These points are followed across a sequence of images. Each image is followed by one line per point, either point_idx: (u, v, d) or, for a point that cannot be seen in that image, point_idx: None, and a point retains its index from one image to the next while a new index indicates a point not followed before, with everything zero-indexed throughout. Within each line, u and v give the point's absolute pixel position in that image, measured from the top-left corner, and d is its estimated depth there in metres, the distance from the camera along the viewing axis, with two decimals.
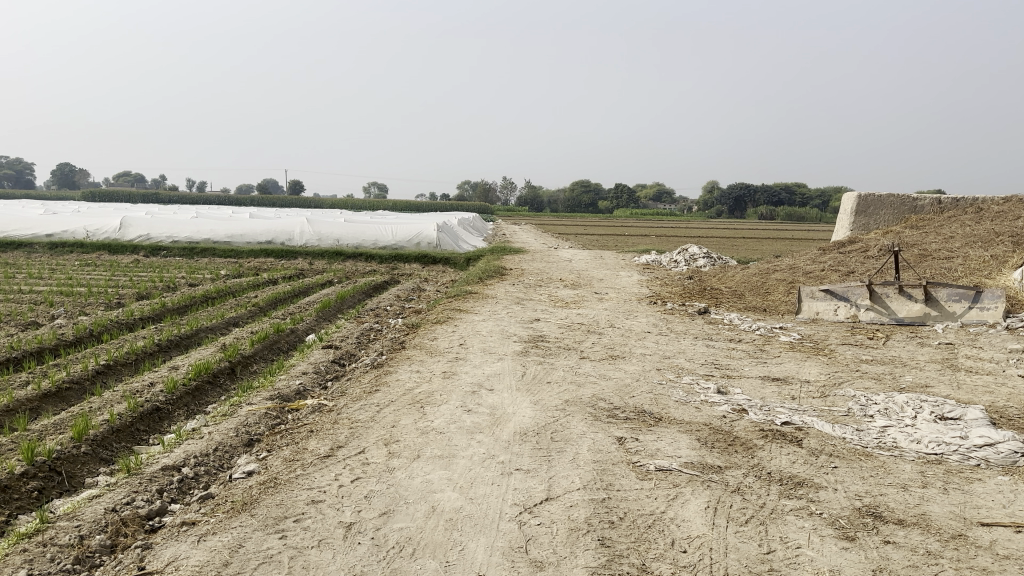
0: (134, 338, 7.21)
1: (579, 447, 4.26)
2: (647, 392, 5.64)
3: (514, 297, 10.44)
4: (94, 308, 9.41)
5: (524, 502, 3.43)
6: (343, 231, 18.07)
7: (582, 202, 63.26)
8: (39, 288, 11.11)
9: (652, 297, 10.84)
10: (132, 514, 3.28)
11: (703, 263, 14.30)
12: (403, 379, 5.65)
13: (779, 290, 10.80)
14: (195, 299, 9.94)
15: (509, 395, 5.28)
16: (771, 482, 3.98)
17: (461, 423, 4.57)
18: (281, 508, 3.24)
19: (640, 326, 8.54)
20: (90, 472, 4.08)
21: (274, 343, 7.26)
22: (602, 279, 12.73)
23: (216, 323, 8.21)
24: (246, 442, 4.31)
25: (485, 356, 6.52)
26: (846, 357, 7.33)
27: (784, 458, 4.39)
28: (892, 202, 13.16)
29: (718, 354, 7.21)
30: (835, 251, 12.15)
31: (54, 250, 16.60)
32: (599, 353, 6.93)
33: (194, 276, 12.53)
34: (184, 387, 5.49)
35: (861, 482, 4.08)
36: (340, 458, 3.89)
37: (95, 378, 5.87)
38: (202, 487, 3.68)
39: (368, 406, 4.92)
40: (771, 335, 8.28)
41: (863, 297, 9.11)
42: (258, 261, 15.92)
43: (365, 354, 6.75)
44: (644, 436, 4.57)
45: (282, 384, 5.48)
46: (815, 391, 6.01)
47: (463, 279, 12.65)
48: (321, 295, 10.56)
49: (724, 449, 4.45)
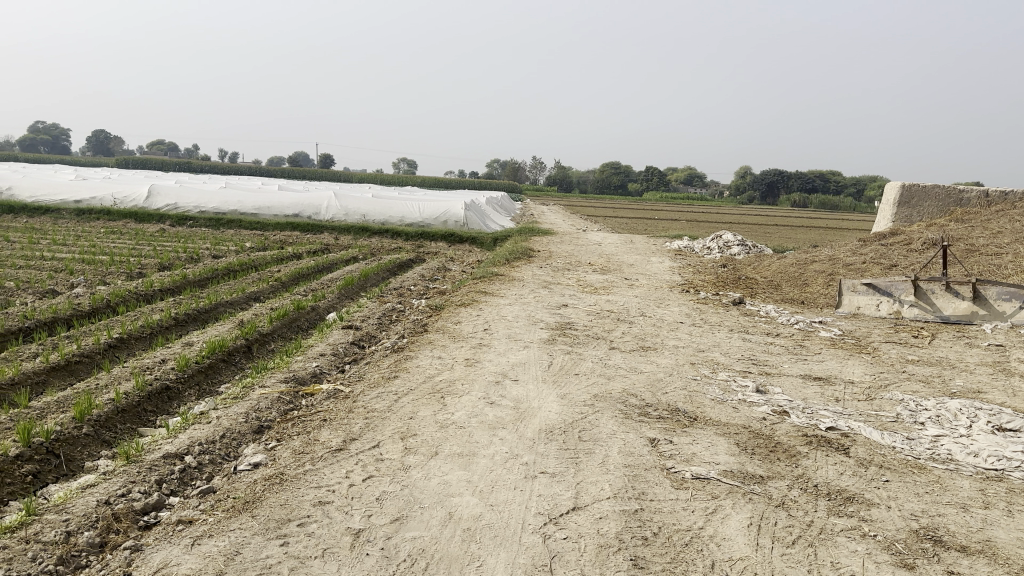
0: (152, 310, 7.02)
1: (608, 449, 3.95)
2: (681, 388, 5.30)
3: (541, 280, 10.10)
4: (114, 278, 9.22)
5: (549, 512, 3.14)
6: (371, 206, 17.79)
7: (611, 184, 62.46)
8: (61, 254, 10.96)
9: (685, 285, 10.45)
10: (125, 508, 3.04)
11: (737, 251, 13.84)
12: (423, 366, 5.36)
13: (817, 282, 10.36)
14: (217, 271, 9.71)
15: (534, 387, 4.98)
16: (818, 496, 3.65)
17: (483, 417, 4.28)
18: (285, 509, 2.98)
19: (673, 316, 8.17)
20: (91, 456, 3.86)
21: (294, 321, 7.02)
22: (633, 265, 12.36)
23: (236, 297, 7.99)
24: (255, 429, 4.06)
25: (510, 343, 6.22)
26: (891, 357, 6.94)
27: (830, 468, 4.06)
28: (937, 194, 12.63)
29: (756, 349, 6.84)
30: (876, 243, 11.66)
31: (80, 217, 16.53)
32: (629, 343, 6.60)
33: (218, 248, 12.34)
34: (197, 365, 5.27)
35: (916, 500, 3.73)
36: (352, 453, 3.62)
37: (106, 352, 5.66)
38: (205, 479, 3.44)
39: (386, 394, 4.65)
40: (810, 330, 7.89)
41: (907, 293, 8.66)
42: (283, 234, 15.73)
43: (386, 336, 6.49)
44: (679, 438, 4.25)
45: (297, 366, 5.24)
46: (860, 393, 5.64)
47: (489, 259, 12.35)
48: (345, 272, 10.30)
49: (766, 456, 4.14)
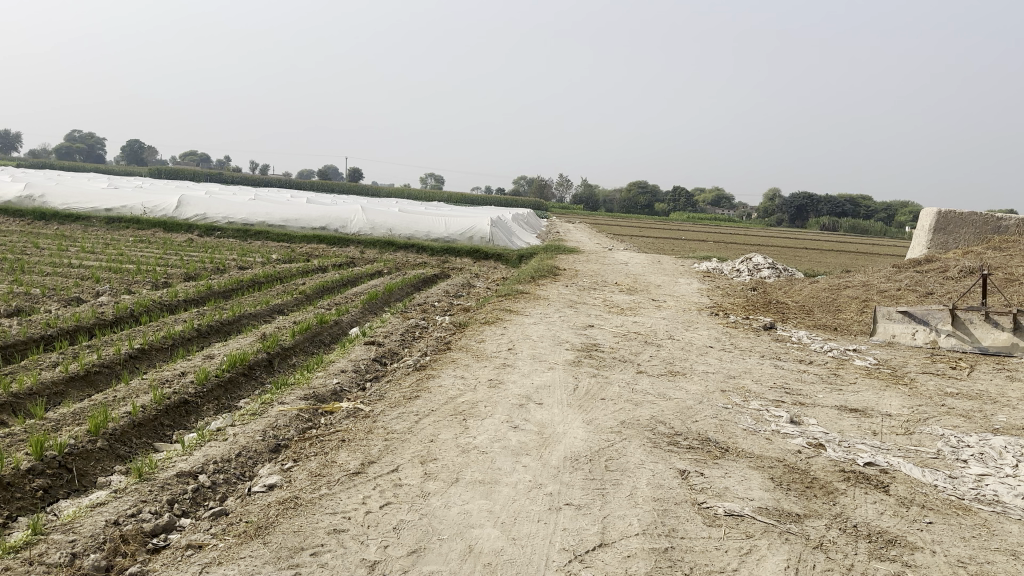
0: (175, 321, 6.97)
1: (637, 480, 3.79)
2: (711, 417, 5.12)
3: (568, 300, 9.94)
4: (140, 287, 9.22)
5: (573, 548, 2.99)
6: (397, 221, 17.74)
7: (638, 204, 62.21)
8: (90, 262, 11.02)
9: (714, 308, 10.24)
10: (134, 529, 2.93)
11: (768, 274, 13.58)
12: (446, 386, 5.22)
13: (850, 309, 10.10)
14: (242, 283, 9.66)
15: (559, 411, 4.82)
16: (858, 538, 3.46)
17: (506, 442, 4.13)
18: (298, 537, 2.85)
19: (702, 340, 7.98)
20: (104, 471, 3.78)
21: (316, 335, 6.93)
22: (660, 286, 12.17)
23: (260, 310, 7.93)
24: (272, 448, 3.95)
25: (535, 364, 6.06)
26: (929, 389, 6.69)
27: (870, 507, 3.86)
28: (974, 221, 12.33)
29: (788, 377, 6.63)
30: (910, 269, 11.37)
31: (110, 225, 16.68)
32: (658, 368, 6.43)
33: (245, 259, 12.33)
34: (216, 379, 5.18)
35: (963, 545, 3.52)
36: (370, 477, 3.49)
37: (127, 363, 5.60)
38: (218, 500, 3.32)
39: (406, 415, 4.51)
40: (844, 359, 7.66)
41: (944, 322, 8.39)
42: (309, 246, 15.75)
43: (408, 353, 6.38)
44: (710, 471, 4.08)
45: (318, 383, 5.12)
46: (899, 427, 5.42)
47: (515, 276, 12.22)
48: (369, 286, 10.23)
49: (801, 493, 3.95)
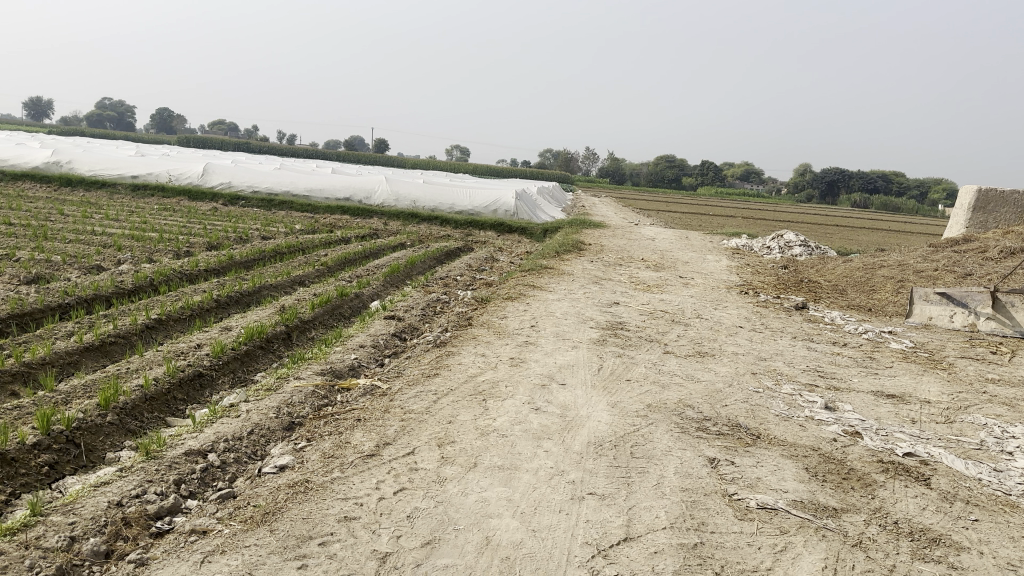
0: (194, 291, 6.86)
1: (663, 469, 3.61)
2: (742, 401, 4.91)
3: (593, 276, 9.72)
4: (161, 255, 9.15)
5: (597, 542, 2.82)
6: (422, 192, 17.52)
7: (665, 178, 61.39)
8: (113, 230, 10.95)
9: (743, 286, 9.96)
10: (137, 512, 2.81)
11: (798, 252, 13.25)
12: (466, 364, 5.06)
13: (885, 289, 9.78)
14: (264, 253, 9.55)
15: (583, 393, 4.65)
16: (900, 536, 3.25)
17: (527, 425, 3.97)
18: (306, 524, 2.70)
19: (731, 319, 7.74)
20: (113, 446, 3.67)
21: (336, 308, 6.79)
22: (688, 263, 11.88)
23: (280, 281, 7.80)
24: (286, 426, 3.81)
25: (559, 343, 5.88)
26: (968, 374, 6.42)
27: (911, 502, 3.65)
28: (1015, 199, 11.88)
29: (821, 360, 6.38)
30: (947, 249, 11.00)
31: (135, 192, 16.67)
32: (686, 348, 6.22)
33: (268, 229, 12.23)
34: (233, 352, 5.06)
35: (1012, 545, 3.30)
36: (384, 461, 3.33)
37: (142, 334, 5.49)
38: (227, 480, 3.19)
39: (424, 394, 4.36)
40: (879, 341, 7.39)
41: (984, 305, 8.07)
42: (332, 217, 15.62)
43: (429, 328, 6.21)
44: (742, 459, 3.89)
45: (336, 358, 4.98)
46: (938, 415, 5.17)
47: (539, 250, 12.00)
48: (391, 258, 10.06)
49: (839, 485, 3.75)
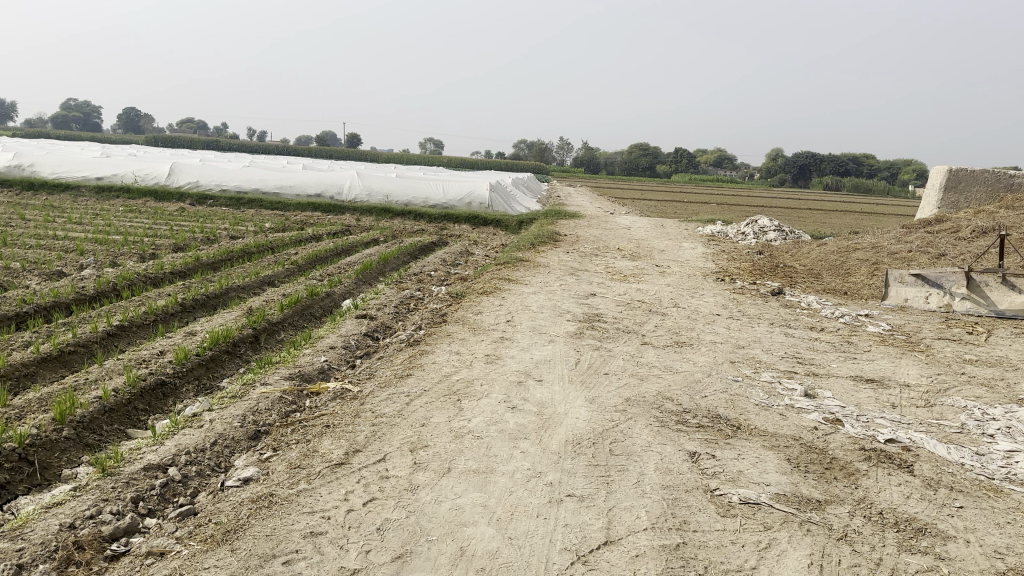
0: (159, 295, 6.65)
1: (643, 466, 3.51)
2: (721, 392, 4.83)
3: (568, 267, 9.61)
4: (126, 259, 8.90)
5: (576, 547, 2.71)
6: (395, 187, 17.31)
7: (639, 166, 61.40)
8: (76, 233, 10.67)
9: (720, 273, 9.90)
10: (91, 534, 2.66)
11: (773, 237, 13.23)
12: (440, 363, 4.93)
13: (860, 272, 9.77)
14: (231, 254, 9.34)
15: (560, 389, 4.54)
16: (885, 527, 3.18)
17: (503, 425, 3.85)
18: (270, 542, 2.57)
19: (708, 307, 7.68)
20: (70, 462, 3.51)
21: (306, 309, 6.62)
22: (664, 251, 11.82)
23: (248, 282, 7.61)
24: (251, 435, 3.66)
25: (535, 337, 5.77)
26: (946, 356, 6.39)
27: (895, 491, 3.58)
28: (985, 178, 11.92)
29: (799, 346, 6.33)
30: (921, 230, 11.01)
31: (100, 194, 16.31)
32: (663, 338, 6.13)
33: (236, 228, 11.99)
34: (197, 358, 4.89)
35: (999, 532, 3.23)
36: (354, 469, 3.20)
37: (104, 342, 5.30)
38: (189, 495, 3.05)
39: (396, 397, 4.22)
40: (856, 325, 7.36)
41: (959, 285, 8.06)
42: (303, 214, 15.39)
43: (402, 327, 6.07)
44: (723, 452, 3.80)
45: (304, 361, 4.82)
46: (918, 399, 5.13)
47: (514, 243, 11.87)
48: (363, 255, 9.88)
49: (821, 475, 3.67)
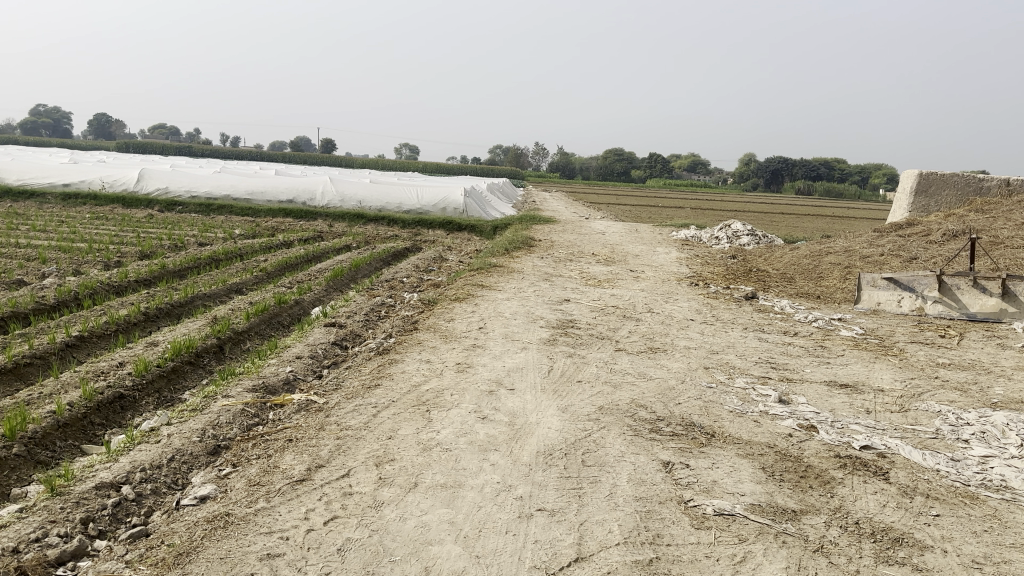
0: (121, 304, 6.48)
1: (616, 477, 3.42)
2: (695, 398, 4.76)
3: (542, 272, 9.54)
4: (89, 267, 8.69)
5: (546, 565, 2.61)
6: (368, 193, 17.15)
7: (614, 171, 61.59)
8: (39, 241, 10.42)
9: (694, 278, 9.87)
10: (35, 559, 2.51)
11: (747, 241, 13.25)
12: (409, 373, 4.82)
13: (833, 276, 9.79)
14: (199, 261, 9.15)
15: (531, 398, 4.44)
16: (862, 538, 3.12)
17: (472, 436, 3.75)
18: (224, 566, 2.45)
19: (682, 312, 7.63)
20: (19, 481, 3.35)
21: (274, 317, 6.48)
22: (638, 256, 11.78)
23: (215, 290, 7.44)
24: (210, 450, 3.53)
25: (507, 345, 5.67)
26: (919, 359, 6.38)
27: (871, 499, 3.53)
28: (955, 182, 12.03)
29: (773, 351, 6.29)
30: (892, 234, 11.07)
31: (66, 202, 15.98)
32: (637, 344, 6.06)
33: (205, 235, 11.79)
34: (158, 369, 4.74)
35: (975, 541, 3.18)
36: (316, 485, 3.09)
37: (62, 354, 5.13)
38: (142, 515, 2.91)
39: (363, 408, 4.10)
40: (830, 329, 7.34)
41: (931, 288, 8.08)
42: (274, 221, 15.18)
43: (372, 334, 5.95)
44: (697, 462, 3.73)
45: (269, 372, 4.69)
46: (892, 404, 5.10)
47: (489, 248, 11.77)
48: (334, 262, 9.73)
49: (797, 484, 3.61)
